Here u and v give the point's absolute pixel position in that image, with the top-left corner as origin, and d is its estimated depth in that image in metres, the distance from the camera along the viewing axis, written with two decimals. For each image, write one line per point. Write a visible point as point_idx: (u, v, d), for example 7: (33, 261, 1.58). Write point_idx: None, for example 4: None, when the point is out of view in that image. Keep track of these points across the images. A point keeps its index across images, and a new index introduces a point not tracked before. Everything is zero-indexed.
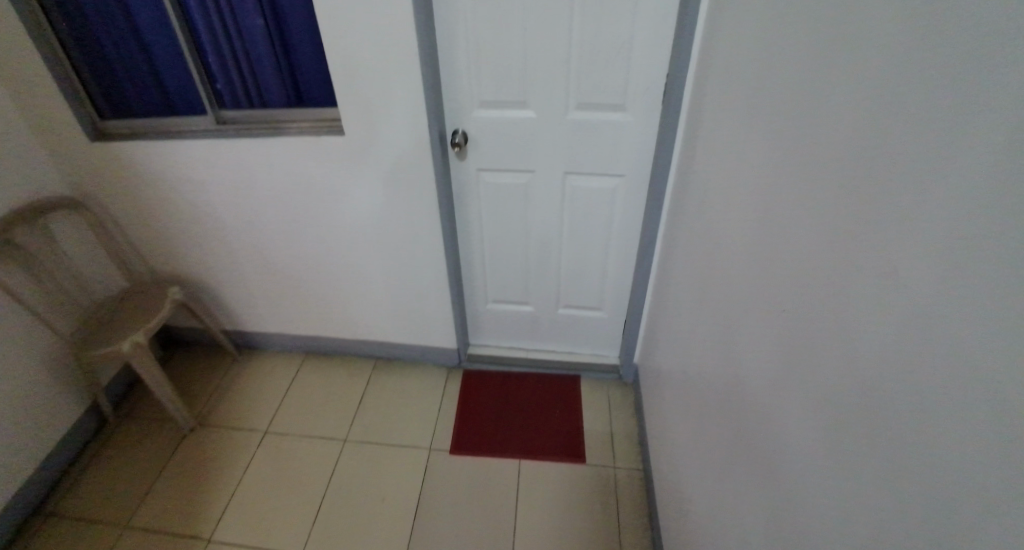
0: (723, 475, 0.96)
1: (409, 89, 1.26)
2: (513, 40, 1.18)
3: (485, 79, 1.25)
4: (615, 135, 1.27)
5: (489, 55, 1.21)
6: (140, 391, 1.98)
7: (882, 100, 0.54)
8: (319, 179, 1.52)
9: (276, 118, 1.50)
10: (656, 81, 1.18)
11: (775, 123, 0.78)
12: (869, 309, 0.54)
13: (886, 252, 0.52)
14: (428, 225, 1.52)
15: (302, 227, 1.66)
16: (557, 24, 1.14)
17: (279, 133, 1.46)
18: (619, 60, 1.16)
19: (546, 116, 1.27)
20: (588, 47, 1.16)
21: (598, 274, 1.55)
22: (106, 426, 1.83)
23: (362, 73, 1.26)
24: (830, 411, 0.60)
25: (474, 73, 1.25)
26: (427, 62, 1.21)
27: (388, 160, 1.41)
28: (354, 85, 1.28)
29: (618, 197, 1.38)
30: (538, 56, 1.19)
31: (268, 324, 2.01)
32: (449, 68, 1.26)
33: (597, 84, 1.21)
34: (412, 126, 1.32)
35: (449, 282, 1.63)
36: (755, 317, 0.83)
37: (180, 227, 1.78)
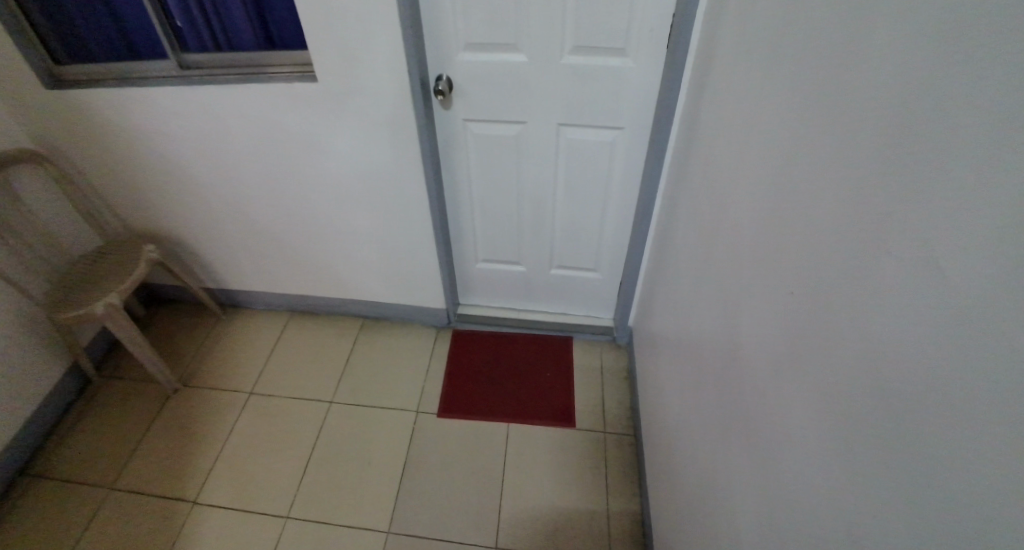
0: (713, 448, 0.93)
1: (385, 27, 1.13)
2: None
3: (469, 16, 1.12)
4: (614, 83, 1.15)
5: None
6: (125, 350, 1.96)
7: (915, 33, 0.44)
8: (293, 129, 1.40)
9: (245, 63, 1.37)
10: (661, 21, 1.05)
11: (790, 71, 0.68)
12: (875, 285, 0.47)
13: (900, 218, 0.44)
14: (413, 179, 1.43)
15: (281, 180, 1.56)
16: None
17: (248, 80, 1.34)
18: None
19: (538, 61, 1.15)
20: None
21: (594, 233, 1.46)
22: (91, 386, 1.81)
23: (332, 7, 1.12)
24: (821, 402, 0.55)
25: (457, 10, 1.12)
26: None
27: (367, 108, 1.30)
28: (324, 20, 1.15)
29: (617, 152, 1.27)
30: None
31: (252, 282, 1.94)
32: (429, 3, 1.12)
33: (595, 24, 1.07)
34: (392, 69, 1.20)
35: (436, 240, 1.56)
36: (755, 289, 0.77)
37: (151, 181, 1.67)
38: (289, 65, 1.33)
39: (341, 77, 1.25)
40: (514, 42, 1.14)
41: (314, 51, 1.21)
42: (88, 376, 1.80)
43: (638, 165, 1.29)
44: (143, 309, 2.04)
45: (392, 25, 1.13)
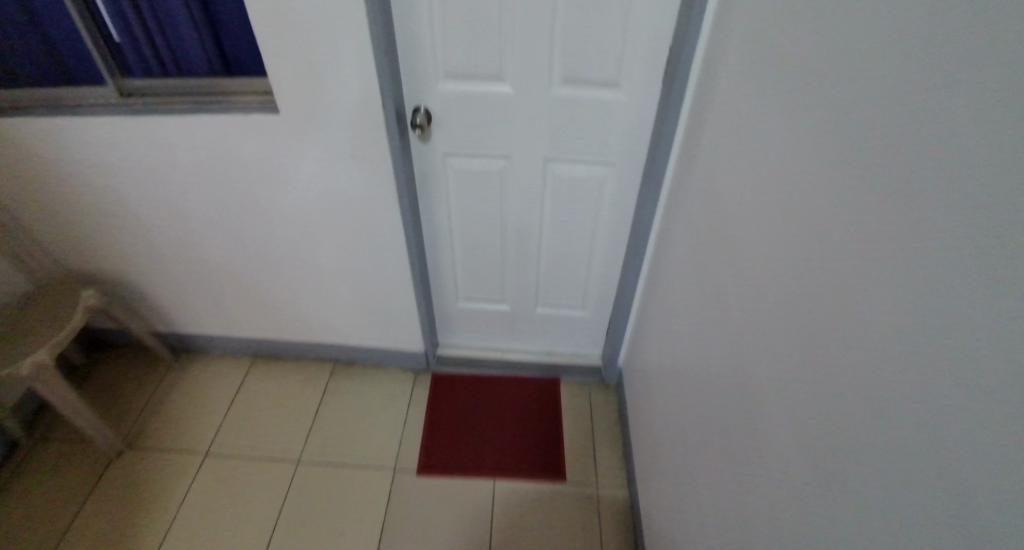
0: (718, 520, 0.84)
1: (355, 55, 1.03)
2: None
3: (449, 44, 1.03)
4: (605, 116, 1.07)
5: (451, 14, 0.99)
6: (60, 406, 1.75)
7: (997, 84, 0.37)
8: (251, 163, 1.27)
9: (195, 91, 1.23)
10: (655, 52, 0.98)
11: (812, 114, 0.61)
12: (973, 396, 0.37)
13: (1006, 314, 0.35)
14: (387, 216, 1.32)
15: (239, 217, 1.41)
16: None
17: (198, 109, 1.20)
18: (613, 21, 0.95)
19: (523, 92, 1.07)
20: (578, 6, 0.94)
21: (582, 270, 1.38)
22: (18, 450, 1.60)
23: (296, 31, 1.01)
24: (883, 511, 0.46)
25: (436, 37, 1.03)
26: (374, 20, 0.97)
27: (335, 141, 1.18)
28: (285, 45, 1.03)
29: (608, 187, 1.19)
30: (515, 17, 0.97)
31: (208, 325, 1.76)
32: (405, 29, 1.02)
33: (585, 53, 1.00)
34: (363, 100, 1.10)
35: (412, 279, 1.44)
36: (767, 353, 0.69)
37: (90, 218, 1.49)
38: (245, 93, 1.20)
39: (306, 107, 1.13)
40: (497, 72, 1.05)
41: (275, 79, 1.09)
42: (16, 439, 1.59)
43: (630, 201, 1.21)
44: (84, 355, 1.83)
45: (362, 53, 1.02)
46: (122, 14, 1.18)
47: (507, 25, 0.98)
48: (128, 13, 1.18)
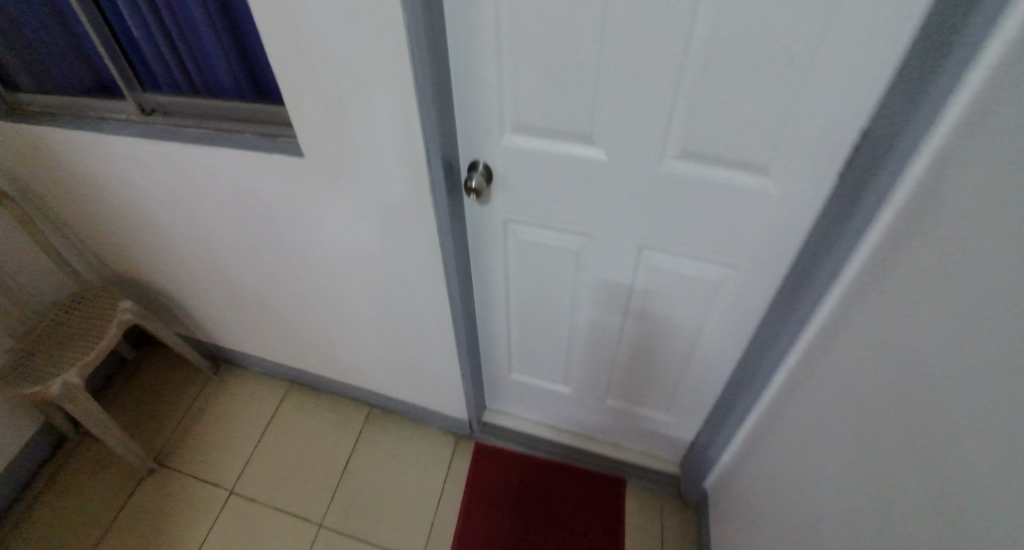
0: None
1: (396, 102, 0.76)
2: (572, 24, 0.64)
3: (522, 86, 0.73)
4: (738, 208, 0.73)
5: (524, 47, 0.68)
6: (107, 390, 1.68)
7: None
8: (279, 207, 1.06)
9: (213, 115, 1.01)
10: (838, 134, 0.62)
11: None
12: None
13: None
14: (432, 282, 1.07)
15: (271, 256, 1.23)
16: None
17: (213, 140, 0.98)
18: (774, 78, 0.60)
19: (618, 161, 0.75)
20: (721, 50, 0.60)
21: (670, 372, 1.07)
22: (67, 443, 1.58)
23: (319, 63, 0.76)
24: None
25: (505, 76, 0.73)
26: (417, 51, 0.69)
27: (374, 197, 0.94)
28: (306, 76, 0.78)
29: (724, 293, 0.86)
30: (619, 59, 0.64)
31: (248, 347, 1.65)
32: (463, 62, 0.74)
33: (721, 120, 0.65)
34: (402, 151, 0.83)
35: (460, 349, 1.20)
36: None
37: (127, 230, 1.37)
38: (266, 127, 0.96)
39: (335, 153, 0.89)
40: (584, 130, 0.74)
41: (299, 119, 0.85)
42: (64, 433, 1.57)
43: (754, 314, 0.87)
44: (134, 349, 1.76)
45: (399, 94, 0.75)
46: (133, 14, 0.97)
47: (606, 68, 0.66)
48: (139, 11, 0.96)
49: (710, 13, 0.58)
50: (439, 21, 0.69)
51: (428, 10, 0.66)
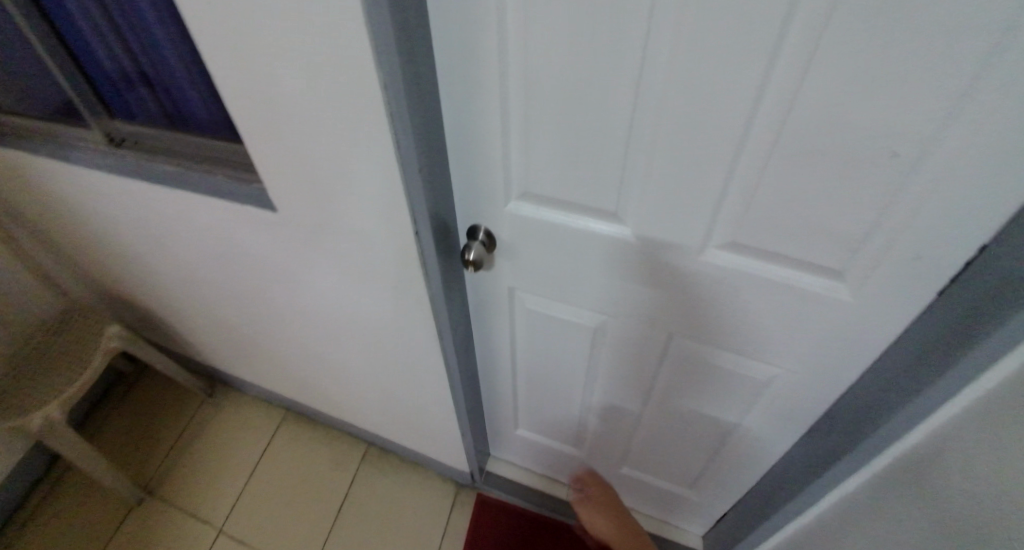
0: None
1: (379, 164, 0.62)
2: (597, 85, 0.49)
3: (531, 151, 0.59)
4: (799, 310, 0.59)
5: (534, 108, 0.55)
6: (101, 411, 1.60)
7: None
8: (258, 254, 0.94)
9: (180, 151, 0.88)
10: (947, 249, 0.47)
11: None
12: None
13: None
14: (427, 342, 0.94)
15: (254, 299, 1.11)
16: (725, 61, 0.43)
17: (177, 181, 0.85)
18: (863, 171, 0.45)
19: (646, 242, 0.61)
20: (795, 132, 0.45)
21: (696, 454, 0.94)
22: (56, 466, 1.51)
23: (291, 114, 0.62)
24: None
25: (511, 138, 0.59)
26: (394, 112, 0.55)
27: (361, 256, 0.81)
28: (276, 126, 0.65)
29: (770, 390, 0.72)
30: (657, 131, 0.50)
31: (241, 373, 1.55)
32: (462, 120, 0.60)
33: (785, 211, 0.51)
34: (388, 216, 0.70)
35: (460, 409, 1.08)
36: None
37: (107, 256, 1.25)
38: (238, 168, 0.83)
39: (314, 208, 0.76)
40: (605, 205, 0.60)
41: (272, 170, 0.72)
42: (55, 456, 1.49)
43: (802, 418, 0.73)
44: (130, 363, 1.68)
45: (379, 156, 0.61)
46: (104, 35, 0.87)
47: (639, 139, 0.52)
48: (104, 34, 0.87)
49: (786, 84, 0.43)
50: (430, 70, 0.56)
51: (413, 63, 0.52)
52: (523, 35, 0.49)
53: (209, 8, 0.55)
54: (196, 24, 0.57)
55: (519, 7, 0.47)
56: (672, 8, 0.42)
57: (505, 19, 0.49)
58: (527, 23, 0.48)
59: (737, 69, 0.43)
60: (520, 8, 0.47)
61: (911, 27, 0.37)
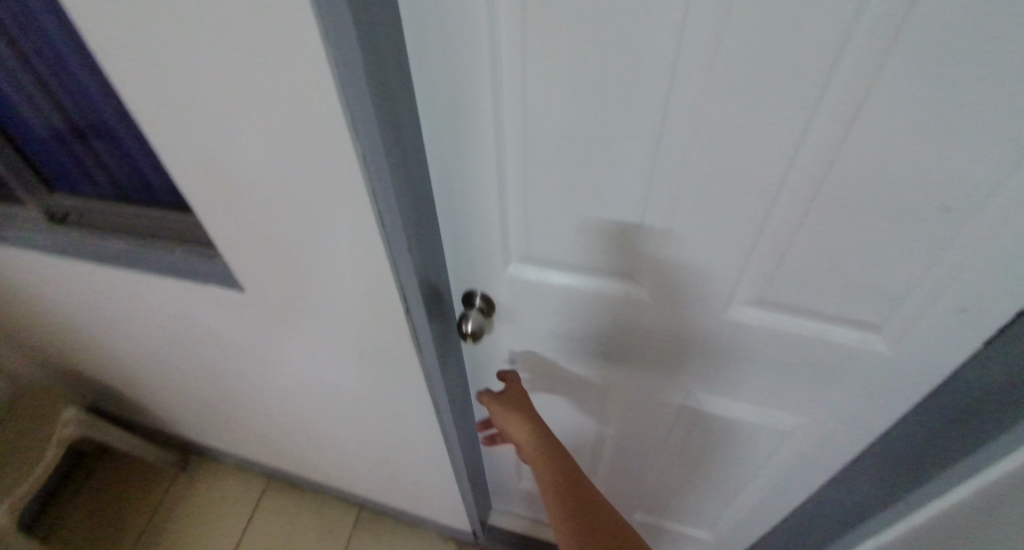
0: None
1: (361, 239, 0.56)
2: (607, 141, 0.45)
3: (532, 212, 0.54)
4: (831, 362, 0.55)
5: (535, 168, 0.50)
6: (61, 499, 1.46)
7: None
8: (226, 329, 0.85)
9: (135, 227, 0.80)
10: (996, 303, 0.43)
11: None
12: None
13: None
14: (420, 411, 0.86)
15: (225, 373, 1.02)
16: (753, 113, 0.39)
17: (132, 262, 0.77)
18: (905, 221, 0.41)
19: (662, 299, 0.57)
20: (831, 183, 0.41)
21: (714, 501, 0.89)
22: None
23: (259, 190, 0.56)
24: None
25: (508, 199, 0.54)
26: (376, 185, 0.49)
27: (343, 329, 0.73)
28: (240, 201, 0.58)
29: (795, 439, 0.68)
30: (675, 187, 0.46)
31: (214, 442, 1.42)
32: (454, 184, 0.55)
33: (818, 266, 0.47)
34: (373, 291, 0.63)
35: (460, 471, 1.00)
36: None
37: (51, 335, 1.13)
38: (200, 244, 0.75)
39: (288, 284, 0.69)
40: (616, 263, 0.55)
41: (239, 246, 0.65)
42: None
43: (830, 467, 0.69)
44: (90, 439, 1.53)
45: (360, 232, 0.55)
46: (36, 99, 0.77)
47: (655, 196, 0.47)
48: (36, 99, 0.77)
49: (821, 137, 0.39)
50: (415, 131, 0.50)
51: (396, 133, 0.47)
52: (522, 92, 0.44)
53: (156, 81, 0.48)
54: (139, 98, 0.50)
55: (516, 63, 0.43)
56: (693, 60, 0.38)
57: (500, 75, 0.44)
58: (525, 78, 0.43)
59: (767, 121, 0.39)
60: (517, 63, 0.43)
61: (964, 71, 0.33)
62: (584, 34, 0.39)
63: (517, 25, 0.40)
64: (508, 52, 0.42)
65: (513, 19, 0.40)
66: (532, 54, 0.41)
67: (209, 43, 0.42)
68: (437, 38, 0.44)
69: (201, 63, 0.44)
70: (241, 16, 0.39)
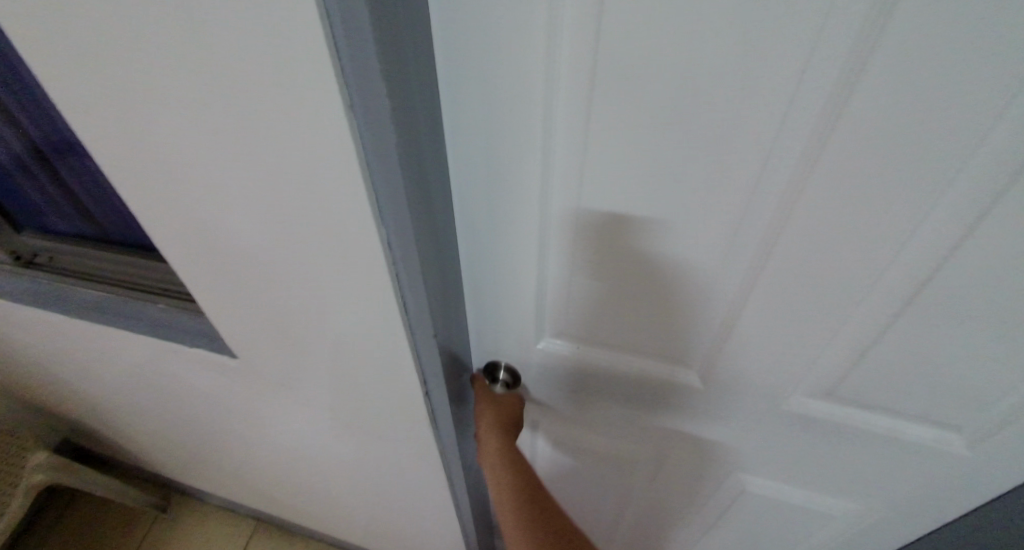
0: None
1: (377, 324, 0.50)
2: (675, 201, 0.39)
3: (576, 270, 0.48)
4: (894, 459, 0.51)
5: (585, 225, 0.44)
6: (31, 542, 1.36)
7: None
8: (217, 389, 0.78)
9: (109, 277, 0.74)
10: None
11: None
12: None
13: None
14: (428, 479, 0.80)
15: (214, 424, 0.94)
16: (858, 184, 0.34)
17: (105, 317, 0.70)
18: (1009, 319, 0.37)
19: (716, 372, 0.51)
20: (939, 266, 0.36)
21: None
22: None
23: (262, 266, 0.50)
24: None
25: (548, 258, 0.48)
26: (397, 255, 0.42)
27: (349, 401, 0.67)
28: (241, 274, 0.52)
29: (842, 529, 0.63)
30: (750, 256, 0.41)
31: (200, 485, 1.34)
32: (488, 255, 0.50)
33: (905, 350, 0.42)
34: (385, 371, 0.57)
35: (467, 535, 0.94)
36: None
37: (23, 379, 1.04)
38: (184, 299, 0.69)
39: (285, 353, 0.62)
40: (666, 330, 0.49)
41: (238, 315, 0.59)
42: None
43: None
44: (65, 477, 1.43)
45: (376, 315, 0.49)
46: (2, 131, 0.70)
47: (724, 263, 0.42)
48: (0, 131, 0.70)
49: (910, 238, 0.36)
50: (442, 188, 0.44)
51: (426, 214, 0.42)
52: (581, 144, 0.39)
53: (153, 151, 0.42)
54: (133, 166, 0.45)
55: (576, 112, 0.37)
56: (800, 123, 0.33)
57: (554, 125, 0.38)
58: (586, 129, 0.38)
59: (871, 199, 0.34)
60: (579, 114, 0.37)
61: None
62: (665, 85, 0.33)
63: (583, 73, 0.35)
64: (567, 101, 0.37)
65: (578, 65, 0.35)
66: (598, 103, 0.36)
67: (205, 101, 0.36)
68: (480, 86, 0.38)
69: (195, 121, 0.38)
70: (258, 92, 0.34)
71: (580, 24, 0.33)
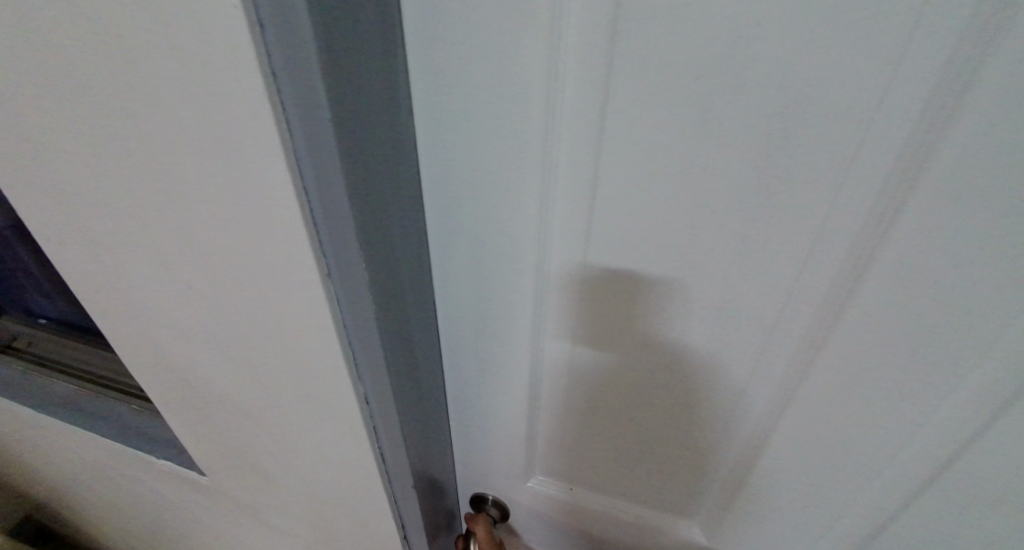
0: None
1: (343, 471, 0.48)
2: (675, 311, 0.38)
3: (573, 370, 0.45)
4: None
5: (580, 327, 0.42)
6: None
7: None
8: (189, 506, 0.75)
9: (84, 372, 0.73)
10: None
11: None
12: None
13: None
14: None
15: (183, 536, 0.89)
16: (857, 321, 0.33)
17: (76, 416, 0.69)
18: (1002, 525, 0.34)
19: (724, 484, 0.47)
20: (931, 428, 0.34)
21: None
22: None
23: (234, 406, 0.49)
24: None
25: (540, 375, 0.47)
26: (364, 374, 0.38)
27: (320, 533, 0.63)
28: (213, 412, 0.51)
29: None
30: (745, 388, 0.40)
31: None
32: (473, 376, 0.51)
33: (905, 511, 0.39)
34: (354, 512, 0.54)
35: None
36: None
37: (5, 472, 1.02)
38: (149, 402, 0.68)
39: (258, 482, 0.60)
40: (669, 438, 0.45)
41: (210, 445, 0.57)
42: None
43: None
44: None
45: (342, 463, 0.47)
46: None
47: (728, 375, 0.39)
48: None
49: (881, 413, 0.35)
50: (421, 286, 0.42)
51: (409, 349, 0.43)
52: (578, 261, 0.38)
53: (126, 300, 0.43)
54: (110, 309, 0.45)
55: (575, 231, 0.37)
56: (781, 284, 0.33)
57: (549, 242, 0.38)
58: (588, 231, 0.36)
59: (837, 370, 0.35)
60: (576, 235, 0.37)
61: None
62: (664, 220, 0.34)
63: (583, 208, 0.35)
64: (563, 224, 0.37)
65: (577, 201, 0.35)
66: (597, 225, 0.36)
67: (181, 262, 0.37)
68: (476, 211, 0.38)
69: (168, 278, 0.38)
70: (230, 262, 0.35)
71: (576, 159, 0.33)
